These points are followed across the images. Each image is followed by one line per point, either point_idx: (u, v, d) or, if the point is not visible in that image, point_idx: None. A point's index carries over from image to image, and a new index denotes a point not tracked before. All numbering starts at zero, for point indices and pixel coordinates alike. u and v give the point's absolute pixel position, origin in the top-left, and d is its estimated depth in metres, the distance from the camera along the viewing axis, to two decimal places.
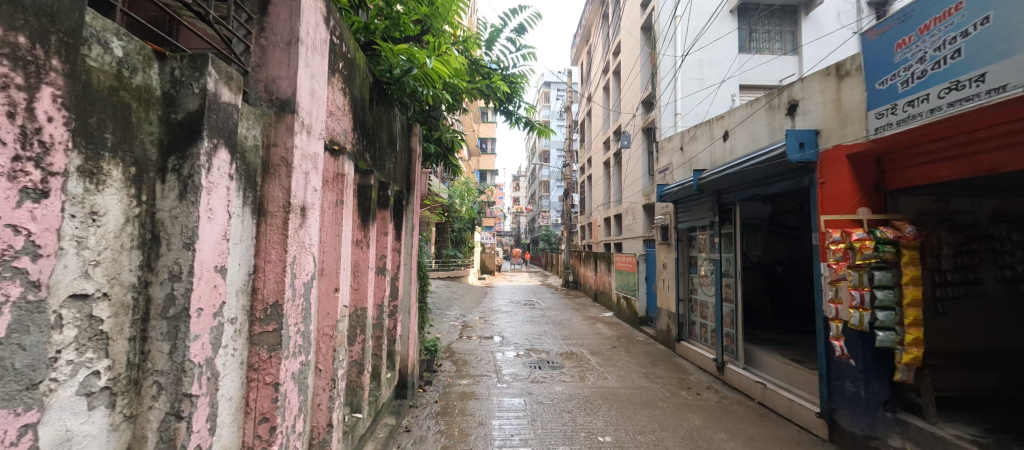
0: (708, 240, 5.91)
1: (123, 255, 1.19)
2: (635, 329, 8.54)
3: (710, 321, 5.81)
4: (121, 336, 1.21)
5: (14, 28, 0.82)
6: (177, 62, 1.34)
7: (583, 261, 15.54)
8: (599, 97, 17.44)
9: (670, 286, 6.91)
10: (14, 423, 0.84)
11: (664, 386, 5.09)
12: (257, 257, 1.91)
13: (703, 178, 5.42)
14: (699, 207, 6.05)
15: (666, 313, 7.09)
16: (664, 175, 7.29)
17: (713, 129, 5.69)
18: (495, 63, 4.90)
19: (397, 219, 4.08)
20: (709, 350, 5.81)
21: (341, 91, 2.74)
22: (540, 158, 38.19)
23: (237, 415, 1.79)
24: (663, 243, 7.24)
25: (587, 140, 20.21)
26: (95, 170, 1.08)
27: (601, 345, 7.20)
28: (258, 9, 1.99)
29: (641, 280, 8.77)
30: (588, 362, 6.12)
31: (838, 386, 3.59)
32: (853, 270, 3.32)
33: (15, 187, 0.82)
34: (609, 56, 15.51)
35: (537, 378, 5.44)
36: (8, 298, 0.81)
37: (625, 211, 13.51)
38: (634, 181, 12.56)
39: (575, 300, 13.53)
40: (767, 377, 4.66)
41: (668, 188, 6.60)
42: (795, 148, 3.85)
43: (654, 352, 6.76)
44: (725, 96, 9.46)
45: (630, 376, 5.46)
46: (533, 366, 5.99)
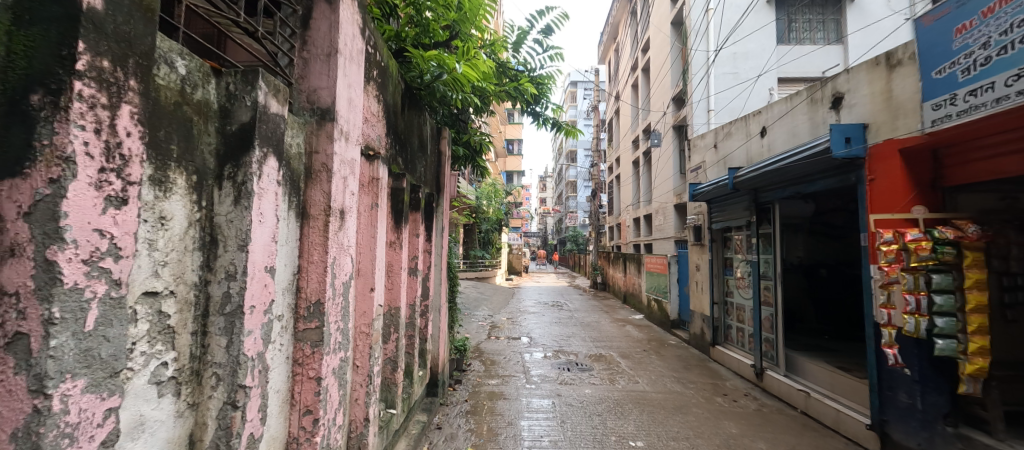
0: (744, 240, 5.76)
1: (186, 256, 1.30)
2: (667, 332, 8.39)
3: (747, 324, 5.65)
4: (185, 330, 1.31)
5: (100, 53, 0.90)
6: (232, 78, 1.45)
7: (612, 262, 15.36)
8: (627, 95, 17.21)
9: (704, 289, 6.77)
10: (100, 406, 0.92)
11: (697, 391, 4.99)
12: (301, 258, 2.02)
13: (738, 177, 5.28)
14: (733, 207, 5.91)
15: (700, 316, 6.95)
16: (696, 173, 7.13)
17: (749, 124, 5.55)
18: (522, 65, 4.97)
19: (429, 221, 4.18)
20: (747, 355, 5.65)
21: (375, 98, 2.85)
22: (567, 157, 38.07)
23: (284, 407, 1.91)
24: (696, 244, 7.09)
25: (615, 139, 20.00)
26: (163, 179, 1.19)
27: (631, 348, 7.13)
28: (300, 23, 2.11)
29: (672, 282, 8.60)
30: (617, 365, 6.08)
31: (890, 397, 3.44)
32: (907, 273, 3.16)
33: (101, 195, 0.91)
34: (637, 53, 15.29)
35: (566, 380, 5.44)
36: (95, 294, 0.90)
37: (655, 212, 13.27)
38: (665, 181, 12.32)
39: (604, 302, 13.40)
40: (810, 385, 4.51)
41: (701, 187, 6.45)
42: (841, 144, 3.68)
43: (687, 356, 6.62)
44: (762, 90, 9.14)
45: (663, 380, 5.39)
46: (562, 367, 6.00)
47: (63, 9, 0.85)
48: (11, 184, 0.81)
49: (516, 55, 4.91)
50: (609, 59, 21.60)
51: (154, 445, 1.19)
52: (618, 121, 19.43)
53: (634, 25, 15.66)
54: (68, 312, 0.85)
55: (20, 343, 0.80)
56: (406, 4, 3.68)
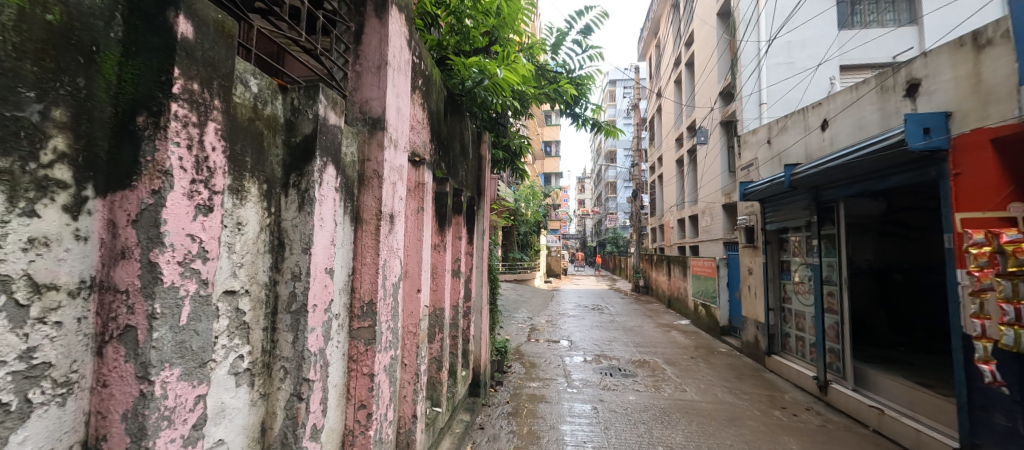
0: (803, 242, 5.47)
1: (259, 258, 1.42)
2: (716, 338, 8.08)
3: (808, 333, 5.35)
4: (258, 326, 1.43)
5: (191, 77, 0.98)
6: (296, 93, 1.57)
7: (655, 265, 14.97)
8: (669, 92, 16.74)
9: (758, 294, 6.46)
10: (192, 393, 1.02)
11: (752, 403, 4.78)
12: (354, 260, 2.13)
13: (795, 174, 5.00)
14: (790, 206, 5.62)
15: (753, 323, 6.64)
16: (747, 171, 6.85)
17: (808, 118, 5.28)
18: (560, 67, 4.98)
19: (470, 223, 4.27)
20: (808, 367, 5.34)
21: (421, 106, 2.97)
22: (606, 157, 37.53)
23: (340, 401, 2.03)
24: (747, 246, 6.79)
25: (657, 137, 19.52)
26: (239, 188, 1.31)
27: (677, 354, 6.93)
28: (352, 38, 2.23)
29: (722, 286, 8.29)
30: (663, 372, 5.93)
31: (983, 418, 3.17)
32: (1003, 279, 2.88)
33: (193, 204, 1.01)
34: (680, 48, 14.86)
35: (609, 385, 5.37)
36: (188, 292, 1.00)
37: (701, 212, 12.84)
38: (713, 180, 11.87)
39: (646, 306, 13.09)
40: (884, 401, 4.22)
41: (752, 186, 6.18)
42: (918, 135, 3.36)
43: (740, 365, 6.35)
44: (823, 80, 8.59)
45: (713, 390, 5.20)
46: (604, 372, 5.92)
47: (161, 40, 0.94)
48: (121, 195, 0.89)
49: (554, 57, 4.93)
50: (651, 55, 21.09)
51: (233, 431, 1.31)
52: (660, 119, 18.95)
53: (677, 20, 15.24)
54: (167, 308, 0.94)
55: (129, 335, 0.90)
56: (447, 13, 3.78)
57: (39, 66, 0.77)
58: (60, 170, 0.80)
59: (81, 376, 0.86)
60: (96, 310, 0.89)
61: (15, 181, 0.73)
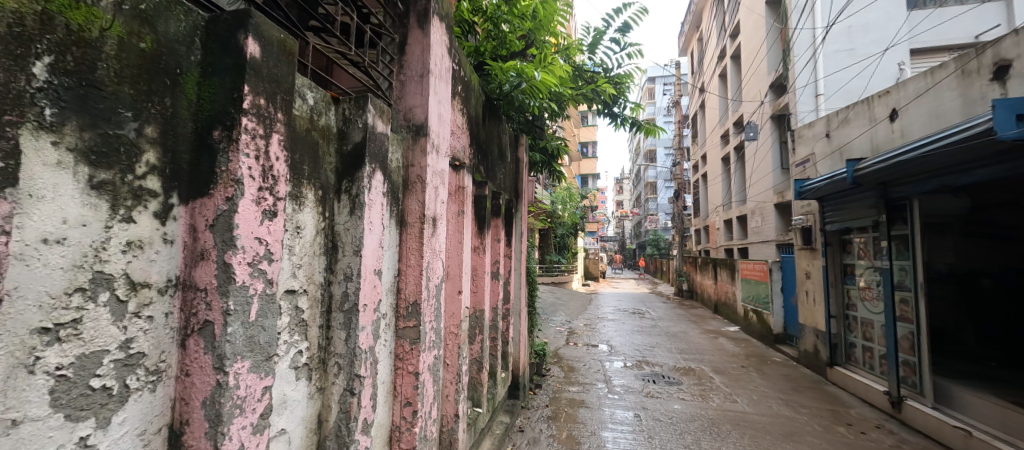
0: (871, 245, 5.16)
1: (315, 260, 1.52)
2: (769, 347, 7.71)
3: (879, 344, 5.01)
4: (315, 324, 1.53)
5: (259, 93, 1.07)
6: (347, 104, 1.66)
7: (699, 268, 14.48)
8: (713, 87, 16.17)
9: (818, 300, 6.10)
10: (260, 384, 1.10)
11: (812, 417, 4.53)
12: (400, 262, 2.22)
13: (858, 171, 4.69)
14: (853, 204, 5.28)
15: (812, 331, 6.28)
16: (802, 168, 6.52)
17: (873, 107, 4.98)
18: (598, 66, 4.94)
19: (508, 226, 4.31)
20: (879, 381, 4.98)
21: (460, 111, 3.04)
22: (646, 156, 36.69)
23: (388, 398, 2.12)
24: (804, 248, 6.45)
25: (700, 135, 18.89)
26: (298, 194, 1.40)
27: (726, 362, 6.67)
28: (396, 49, 2.33)
29: (775, 292, 7.90)
30: (709, 380, 5.73)
31: None
32: None
33: (260, 208, 1.09)
34: (725, 41, 14.30)
35: (652, 392, 5.25)
36: (256, 291, 1.08)
37: (750, 213, 12.30)
38: (763, 179, 11.35)
39: (691, 310, 12.68)
40: (971, 422, 3.87)
41: (807, 184, 5.87)
42: (1010, 122, 2.90)
43: (797, 377, 6.02)
44: (891, 65, 8.03)
45: (766, 401, 4.97)
46: (646, 379, 5.79)
47: (233, 61, 1.02)
48: (200, 202, 0.98)
49: (592, 57, 4.91)
50: (693, 49, 20.43)
51: (294, 421, 1.42)
52: (703, 116, 18.31)
53: (721, 12, 14.70)
54: (239, 305, 1.02)
55: (207, 330, 0.98)
56: (484, 19, 3.86)
57: (137, 89, 0.85)
58: (152, 181, 0.89)
59: (167, 366, 0.95)
60: (179, 307, 0.98)
61: (116, 191, 0.82)
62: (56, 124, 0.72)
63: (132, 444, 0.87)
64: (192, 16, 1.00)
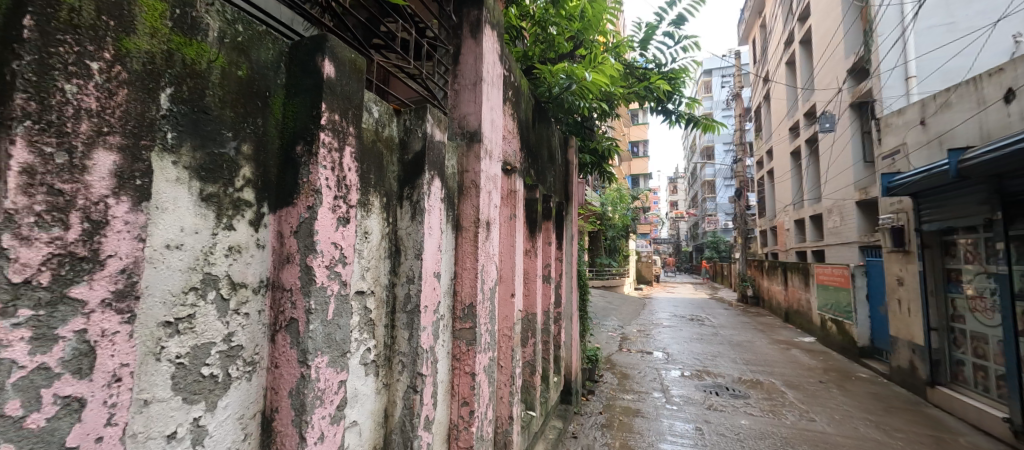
0: (980, 247, 4.64)
1: (380, 263, 1.62)
2: (853, 361, 7.09)
3: (997, 363, 4.46)
4: (381, 323, 1.63)
5: (334, 109, 1.16)
6: (408, 115, 1.75)
7: (766, 273, 13.61)
8: (780, 76, 15.16)
9: (913, 310, 5.53)
10: (337, 378, 1.19)
11: (906, 443, 4.12)
12: (456, 265, 2.29)
13: (961, 163, 4.20)
14: (957, 201, 4.76)
15: (906, 344, 5.69)
16: (891, 161, 5.97)
17: (984, 89, 4.53)
18: (651, 63, 4.83)
19: (560, 229, 4.31)
20: (996, 406, 4.42)
21: (511, 116, 3.09)
22: (703, 154, 35.12)
23: (446, 397, 2.19)
24: (893, 252, 5.89)
25: (765, 129, 17.78)
26: (365, 201, 1.50)
27: (801, 377, 6.21)
28: (451, 60, 2.42)
29: (859, 301, 7.27)
30: (780, 395, 5.38)
31: None
32: None
33: (335, 215, 1.18)
34: (794, 25, 13.32)
35: (714, 405, 5.02)
36: (334, 291, 1.17)
37: (826, 213, 11.42)
38: (841, 174, 10.49)
39: (757, 318, 11.96)
40: None
41: (897, 179, 5.37)
42: None
43: (888, 396, 5.46)
44: (1005, 38, 6.87)
45: (849, 422, 4.58)
46: (708, 390, 5.54)
47: (313, 81, 1.12)
48: (286, 211, 1.09)
49: (643, 54, 4.80)
50: (756, 37, 19.26)
51: (363, 414, 1.51)
52: (768, 108, 17.23)
53: None
54: (318, 305, 1.11)
55: (292, 326, 1.07)
56: (533, 23, 3.94)
57: (236, 111, 0.97)
58: (247, 193, 1.01)
59: (259, 358, 1.05)
60: (270, 306, 1.08)
61: (220, 203, 0.93)
62: (175, 145, 0.83)
63: (233, 426, 0.98)
64: (279, 44, 1.11)
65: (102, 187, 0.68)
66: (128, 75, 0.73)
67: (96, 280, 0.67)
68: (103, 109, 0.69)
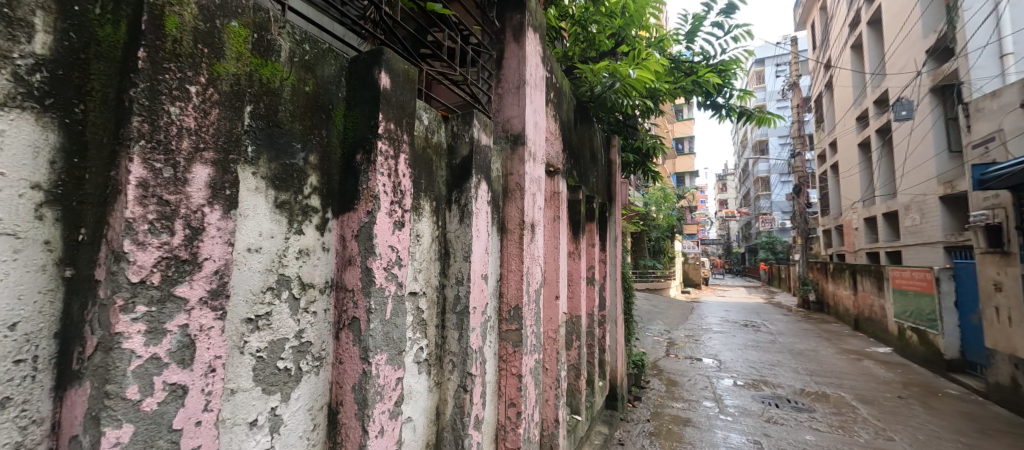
0: None
1: (430, 265, 1.67)
2: (939, 375, 6.47)
3: None
4: (433, 323, 1.69)
5: (389, 120, 1.21)
6: (456, 121, 1.81)
7: (832, 277, 12.74)
8: (845, 61, 14.10)
9: (1015, 319, 4.99)
10: (395, 375, 1.24)
11: None
12: (502, 267, 2.33)
13: None
14: None
15: (1007, 358, 5.12)
16: (985, 149, 5.43)
17: None
18: (698, 55, 4.69)
19: (603, 230, 4.26)
20: None
21: (554, 117, 3.10)
22: (755, 149, 33.38)
23: (494, 397, 2.23)
24: (989, 254, 5.36)
25: (828, 120, 16.63)
26: (416, 206, 1.56)
27: (878, 392, 5.73)
28: (494, 65, 2.47)
29: (946, 308, 6.67)
30: (851, 410, 5.02)
31: None
32: None
33: (392, 219, 1.23)
34: (862, 5, 12.32)
35: (773, 417, 4.77)
36: (392, 292, 1.22)
37: (902, 209, 10.53)
38: (921, 167, 9.62)
39: (821, 326, 11.22)
40: None
41: (992, 170, 4.90)
42: None
43: (982, 416, 4.94)
44: None
45: (936, 443, 4.19)
46: (766, 401, 5.27)
47: (371, 93, 1.18)
48: (348, 215, 1.15)
49: (689, 46, 4.66)
50: (815, 21, 18.04)
51: (416, 411, 1.57)
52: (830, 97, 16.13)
53: None
54: (378, 305, 1.16)
55: (355, 325, 1.14)
56: (573, 23, 3.94)
57: (305, 124, 1.05)
58: (313, 200, 1.08)
59: (325, 354, 1.12)
60: (335, 305, 1.15)
61: (292, 210, 1.01)
62: (253, 159, 0.91)
63: (304, 417, 1.06)
64: (340, 59, 1.18)
65: (199, 197, 0.76)
66: (218, 96, 0.81)
67: (196, 280, 0.75)
68: (199, 128, 0.78)
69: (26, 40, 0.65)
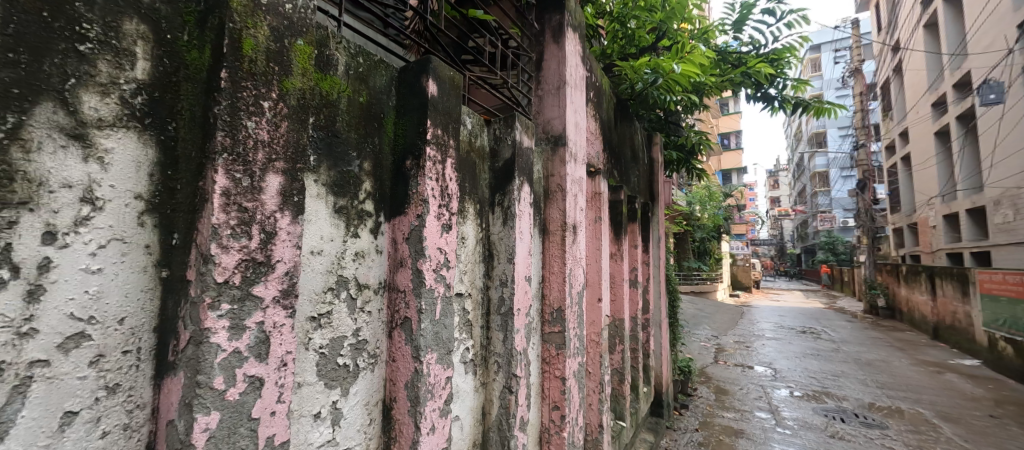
0: None
1: (475, 267, 1.71)
2: None
3: None
4: (478, 324, 1.72)
5: (437, 127, 1.25)
6: (498, 125, 1.84)
7: (905, 280, 11.77)
8: (917, 44, 13.01)
9: None
10: (444, 373, 1.27)
11: None
12: (544, 269, 2.34)
13: None
14: None
15: None
16: None
17: None
18: (747, 45, 4.50)
19: (645, 230, 4.18)
20: None
21: (594, 117, 3.07)
22: (810, 142, 31.44)
23: (538, 400, 2.24)
24: None
25: (898, 108, 15.41)
26: (461, 209, 1.60)
27: (966, 410, 5.24)
28: (534, 67, 2.49)
29: None
30: (932, 429, 4.63)
31: None
32: None
33: (440, 222, 1.27)
34: None
35: (838, 433, 4.47)
36: (441, 293, 1.26)
37: (992, 205, 9.57)
38: (1016, 155, 8.69)
39: (892, 334, 10.41)
40: None
41: None
42: None
43: None
44: None
45: None
46: (828, 415, 4.96)
47: (419, 101, 1.23)
48: (399, 220, 1.20)
49: (737, 36, 4.48)
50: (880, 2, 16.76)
51: (463, 410, 1.61)
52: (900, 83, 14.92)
53: None
54: (428, 306, 1.20)
55: (407, 324, 1.18)
56: (611, 20, 3.90)
57: (359, 133, 1.11)
58: (368, 204, 1.14)
59: (379, 352, 1.17)
60: (388, 305, 1.20)
61: (349, 215, 1.07)
62: (315, 166, 0.97)
63: (361, 411, 1.11)
64: (390, 69, 1.24)
65: (273, 204, 0.83)
66: (288, 110, 0.87)
67: (270, 281, 0.81)
68: (271, 141, 0.84)
69: (130, 66, 0.74)
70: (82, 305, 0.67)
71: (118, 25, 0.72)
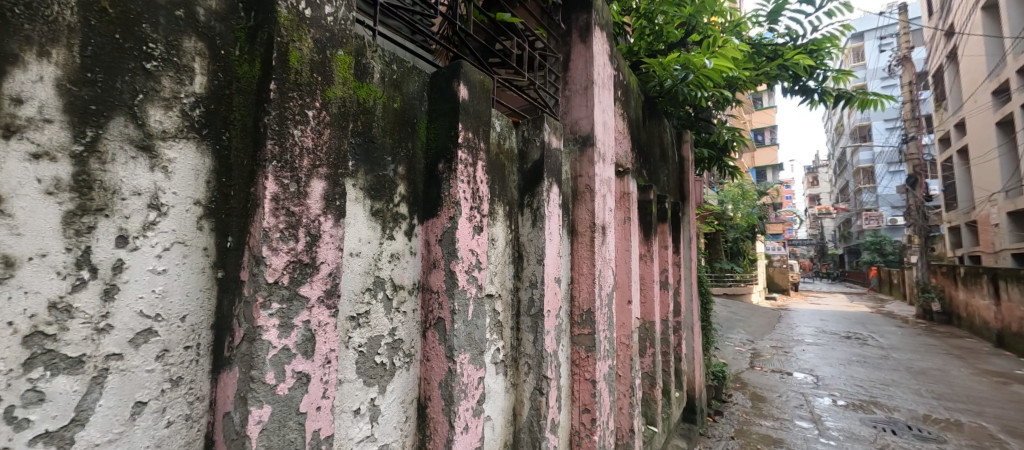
0: None
1: (504, 269, 1.72)
2: None
3: None
4: (508, 325, 1.73)
5: (468, 129, 1.27)
6: (526, 126, 1.85)
7: (964, 282, 11.05)
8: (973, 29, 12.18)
9: None
10: (476, 374, 1.29)
11: None
12: (573, 270, 2.33)
13: None
14: None
15: None
16: None
17: None
18: (784, 36, 4.34)
19: (676, 230, 4.09)
20: None
21: (622, 116, 3.04)
22: (854, 137, 29.95)
23: (567, 402, 2.24)
24: None
25: (953, 98, 14.48)
26: (491, 211, 1.62)
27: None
28: (561, 67, 2.49)
29: None
30: (995, 445, 4.33)
31: None
32: None
33: (472, 224, 1.29)
34: None
35: (889, 446, 4.25)
36: (473, 294, 1.28)
37: None
38: None
39: (947, 341, 9.80)
40: None
41: None
42: None
43: None
44: None
45: None
46: (874, 426, 4.73)
47: (451, 105, 1.25)
48: (432, 222, 1.23)
49: (773, 27, 4.33)
50: None
51: (494, 411, 1.62)
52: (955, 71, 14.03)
53: None
54: (460, 306, 1.22)
55: (440, 324, 1.21)
56: (638, 16, 3.85)
57: (395, 138, 1.14)
58: (403, 207, 1.17)
59: (414, 350, 1.20)
60: (422, 305, 1.23)
61: (385, 217, 1.11)
62: (353, 170, 1.01)
63: (397, 409, 1.14)
64: (423, 75, 1.27)
65: (316, 208, 0.86)
66: (330, 117, 0.91)
67: (314, 281, 0.85)
68: (315, 147, 0.87)
69: (189, 82, 0.79)
70: (150, 303, 0.73)
71: (179, 43, 0.78)
